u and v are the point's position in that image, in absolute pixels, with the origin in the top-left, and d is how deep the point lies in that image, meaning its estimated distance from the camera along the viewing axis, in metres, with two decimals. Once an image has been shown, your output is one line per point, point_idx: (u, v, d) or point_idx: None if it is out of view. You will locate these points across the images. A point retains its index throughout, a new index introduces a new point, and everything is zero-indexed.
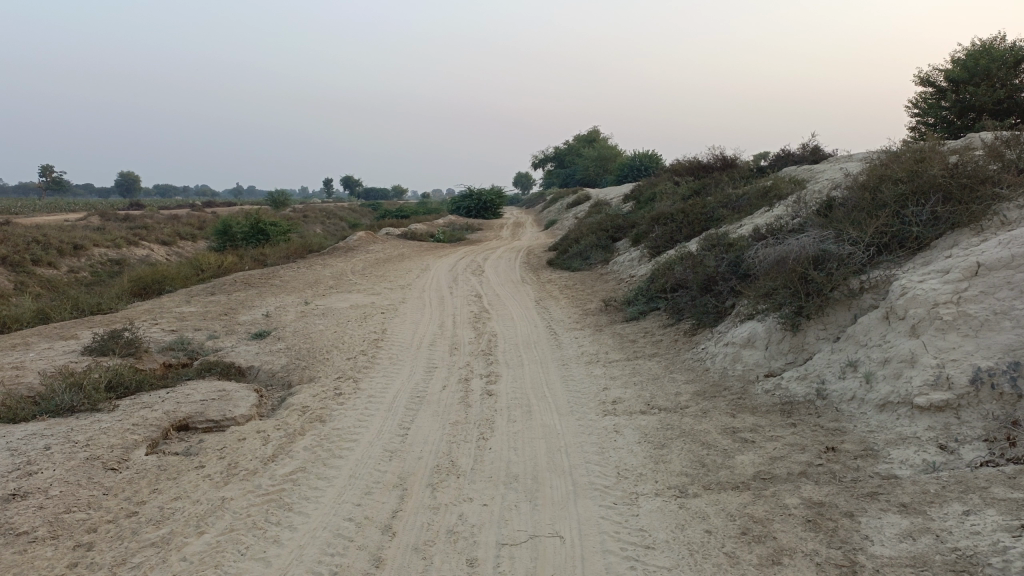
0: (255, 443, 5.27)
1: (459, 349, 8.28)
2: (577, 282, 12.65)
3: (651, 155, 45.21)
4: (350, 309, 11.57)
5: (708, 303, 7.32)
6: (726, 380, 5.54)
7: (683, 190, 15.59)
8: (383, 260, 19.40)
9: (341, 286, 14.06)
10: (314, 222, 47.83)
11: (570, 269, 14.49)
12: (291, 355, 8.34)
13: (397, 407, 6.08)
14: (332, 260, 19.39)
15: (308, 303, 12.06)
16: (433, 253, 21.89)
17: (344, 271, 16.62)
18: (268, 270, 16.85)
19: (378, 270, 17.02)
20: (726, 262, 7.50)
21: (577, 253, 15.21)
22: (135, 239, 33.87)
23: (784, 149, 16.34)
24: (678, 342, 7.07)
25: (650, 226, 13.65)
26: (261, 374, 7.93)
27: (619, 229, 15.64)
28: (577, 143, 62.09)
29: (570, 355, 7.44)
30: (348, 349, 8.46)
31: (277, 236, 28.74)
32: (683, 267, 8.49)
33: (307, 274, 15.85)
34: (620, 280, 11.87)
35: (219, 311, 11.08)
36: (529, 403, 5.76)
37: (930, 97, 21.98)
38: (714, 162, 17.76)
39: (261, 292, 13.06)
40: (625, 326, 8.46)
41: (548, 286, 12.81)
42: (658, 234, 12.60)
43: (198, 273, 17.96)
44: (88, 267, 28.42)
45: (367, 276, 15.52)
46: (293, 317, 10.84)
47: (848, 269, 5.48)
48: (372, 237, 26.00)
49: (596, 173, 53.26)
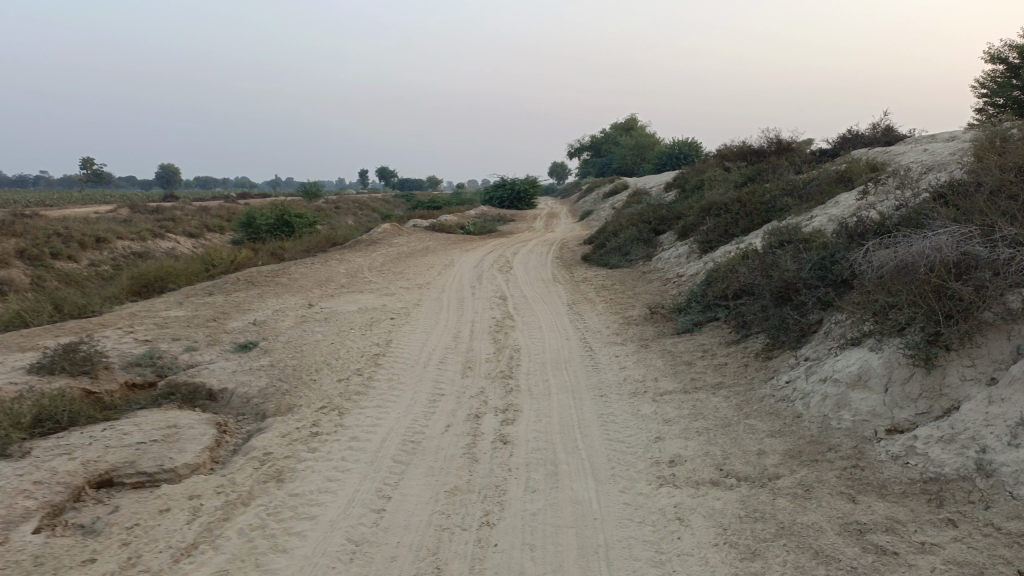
0: (178, 518, 3.88)
1: (473, 368, 6.82)
2: (616, 282, 11.10)
3: (691, 142, 43.18)
4: (357, 313, 10.19)
5: (787, 318, 5.75)
6: (830, 436, 3.98)
7: (736, 177, 13.89)
8: (405, 254, 18.06)
9: (353, 285, 12.70)
10: (345, 213, 46.77)
11: (607, 266, 12.96)
12: (273, 374, 6.97)
13: (383, 456, 4.65)
14: (351, 255, 18.05)
15: (312, 306, 10.71)
16: (461, 247, 20.46)
17: (361, 268, 15.26)
18: (280, 266, 15.57)
19: (398, 265, 15.64)
20: (810, 265, 5.92)
21: (616, 248, 13.62)
22: (161, 232, 33.11)
23: (850, 130, 14.53)
24: (749, 367, 5.52)
25: (700, 218, 12.01)
26: (234, 399, 6.57)
27: (664, 221, 14.01)
28: (613, 132, 60.27)
29: (608, 381, 5.93)
30: (342, 367, 7.06)
31: (301, 228, 27.60)
32: (749, 268, 6.91)
33: (319, 271, 14.53)
34: (666, 280, 10.32)
35: (208, 315, 9.78)
36: (555, 460, 4.27)
37: (1000, 75, 19.90)
38: (769, 146, 15.98)
39: (263, 293, 11.77)
40: (678, 341, 6.91)
41: (583, 286, 11.29)
42: (710, 228, 10.98)
43: (207, 269, 16.75)
44: (111, 260, 27.63)
45: (384, 274, 14.15)
46: (289, 324, 9.49)
47: (1006, 281, 3.88)
48: (398, 230, 24.68)
49: (634, 162, 51.29)
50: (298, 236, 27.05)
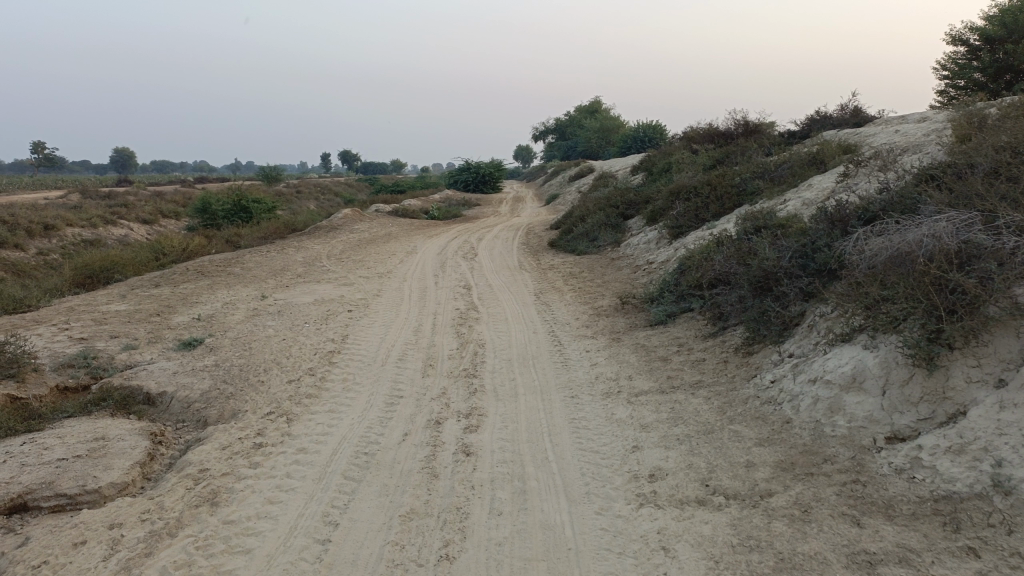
0: (93, 554, 3.39)
1: (433, 366, 6.37)
2: (584, 270, 10.71)
3: (655, 125, 42.96)
4: (312, 305, 9.65)
5: (768, 309, 5.40)
6: (824, 446, 3.62)
7: (705, 160, 13.57)
8: (366, 241, 17.47)
9: (310, 275, 12.13)
10: (306, 198, 45.74)
11: (575, 252, 12.56)
12: (217, 375, 6.44)
13: (332, 472, 4.19)
14: (309, 242, 17.40)
15: (265, 298, 10.13)
16: (425, 232, 19.92)
17: (319, 256, 14.66)
18: (234, 255, 14.90)
19: (358, 253, 15.06)
20: (791, 253, 5.58)
21: (583, 234, 13.23)
22: (114, 219, 31.91)
23: (818, 111, 14.29)
24: (730, 364, 5.16)
25: (670, 202, 11.66)
26: (173, 403, 6.04)
27: (632, 205, 13.65)
28: (578, 114, 59.86)
29: (579, 379, 5.53)
30: (293, 366, 6.55)
31: (260, 214, 26.75)
32: (724, 255, 6.56)
33: (275, 259, 13.90)
34: (636, 267, 9.96)
35: (152, 310, 9.17)
36: (523, 475, 3.86)
37: (961, 57, 19.87)
38: (737, 127, 15.70)
39: (214, 284, 11.15)
40: (651, 333, 6.53)
41: (551, 273, 10.88)
42: (681, 213, 10.64)
43: (158, 258, 15.98)
44: (60, 248, 26.49)
45: (342, 262, 13.57)
46: (239, 318, 8.92)
47: (1014, 273, 3.56)
48: (360, 215, 24.01)
49: (598, 145, 50.97)
50: (257, 222, 26.20)
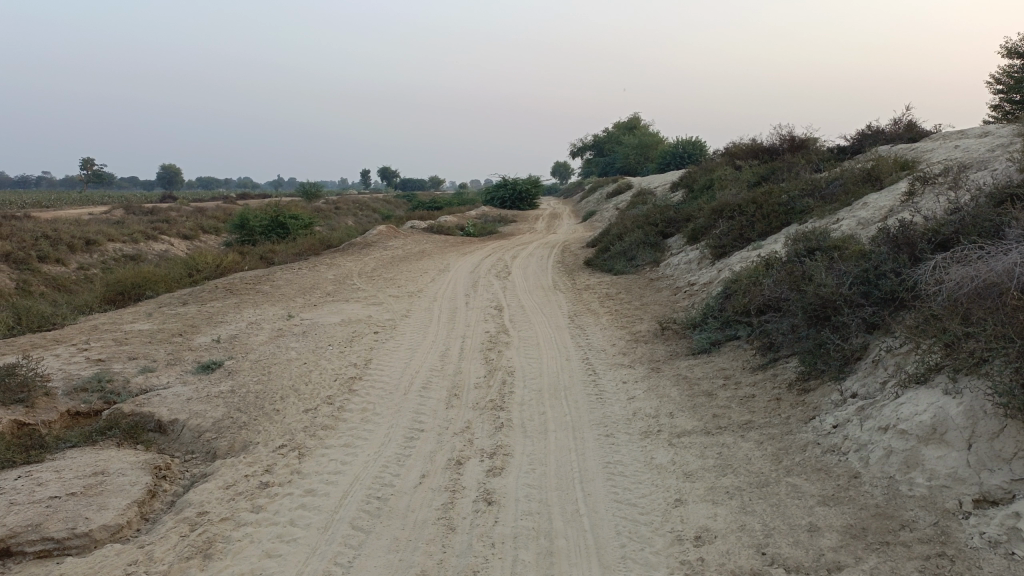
0: None
1: (459, 396, 5.96)
2: (621, 291, 10.24)
3: (694, 141, 42.29)
4: (339, 326, 9.33)
5: (826, 342, 4.89)
6: (900, 509, 3.11)
7: (749, 177, 13.02)
8: (399, 258, 17.20)
9: (339, 293, 11.85)
10: (344, 214, 46.01)
11: (612, 271, 12.09)
12: (231, 402, 6.10)
13: (339, 520, 3.79)
14: (342, 259, 17.19)
15: (291, 318, 9.85)
16: (459, 250, 19.61)
17: (350, 273, 14.40)
18: (266, 272, 14.73)
19: (389, 270, 14.77)
20: (852, 279, 5.07)
21: (620, 253, 12.75)
22: (155, 234, 32.27)
23: (869, 125, 13.65)
24: (783, 402, 4.66)
25: (712, 220, 11.14)
26: (184, 433, 5.72)
27: (672, 223, 13.14)
28: (616, 131, 59.41)
29: (616, 415, 5.07)
30: (311, 393, 6.20)
31: (296, 230, 26.76)
32: (774, 279, 6.06)
33: (305, 277, 13.67)
34: (676, 289, 9.46)
35: (175, 330, 8.94)
36: (551, 533, 3.41)
37: (1017, 70, 18.98)
38: (782, 143, 15.10)
39: (241, 302, 10.92)
40: (694, 363, 6.05)
41: (586, 294, 10.43)
42: (724, 233, 10.11)
43: (190, 274, 15.90)
44: (101, 263, 26.78)
45: (373, 280, 13.28)
46: (262, 339, 8.63)
47: None
48: (395, 231, 23.83)
49: (636, 161, 50.41)
50: (293, 238, 26.20)
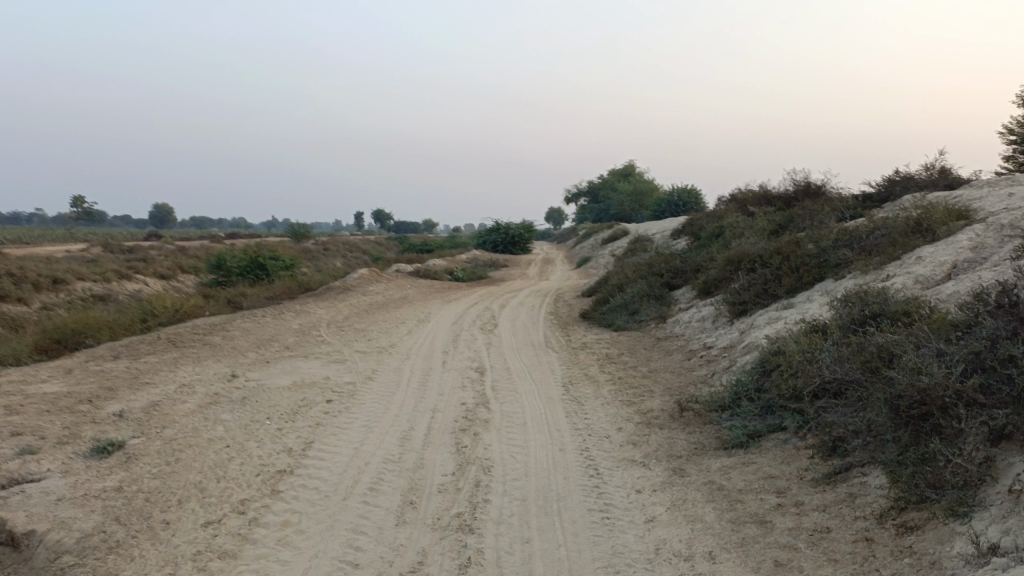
0: None
1: (416, 504, 4.45)
2: (624, 352, 8.80)
3: (689, 189, 41.35)
4: (288, 390, 7.81)
5: (934, 456, 3.45)
6: None
7: (765, 226, 11.69)
8: (378, 305, 15.75)
9: (299, 348, 10.32)
10: (333, 255, 44.71)
11: (612, 327, 10.68)
12: (112, 508, 4.57)
13: None
14: (314, 306, 15.67)
15: (235, 379, 8.34)
16: (443, 297, 18.16)
17: (320, 322, 12.91)
18: (225, 319, 13.20)
19: (364, 320, 13.29)
20: (963, 367, 3.70)
21: (621, 305, 11.34)
22: (130, 273, 30.71)
23: (895, 171, 12.40)
24: (879, 550, 3.20)
25: (728, 273, 9.76)
26: (37, 554, 4.18)
27: (679, 274, 11.75)
28: (611, 177, 58.70)
29: (632, 550, 3.60)
30: (219, 496, 4.66)
31: (276, 271, 25.27)
32: (835, 355, 4.67)
33: (267, 326, 12.14)
34: (691, 352, 8.04)
35: (88, 394, 7.40)
36: None
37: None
38: (797, 189, 13.84)
39: (182, 357, 9.39)
40: (731, 463, 4.58)
41: (583, 355, 8.98)
42: (745, 289, 8.73)
43: (145, 320, 14.34)
44: (67, 302, 25.12)
45: (343, 331, 11.79)
46: (190, 408, 7.09)
47: None
48: (378, 275, 22.41)
49: (631, 208, 49.40)
50: (271, 280, 24.68)
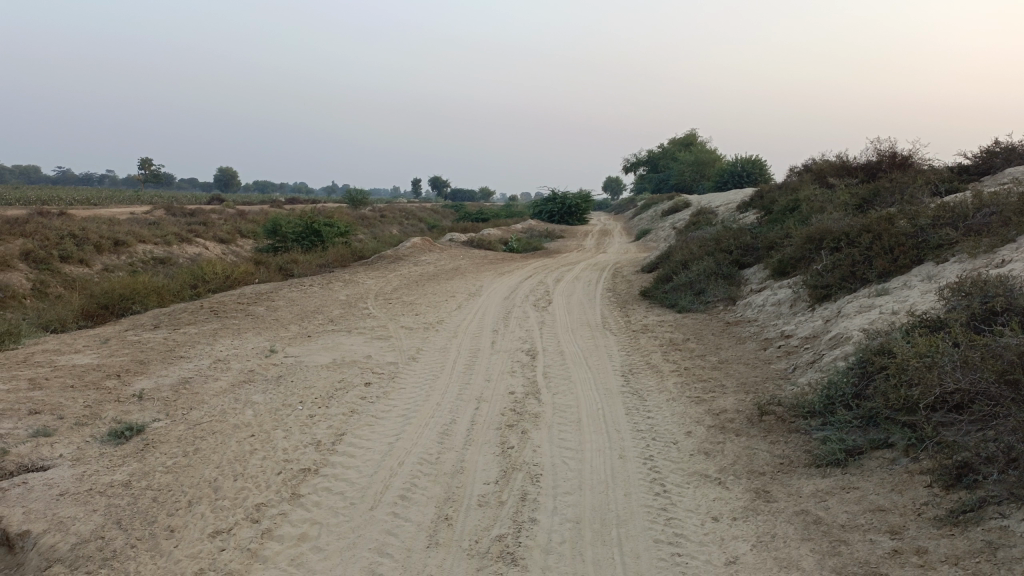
0: None
1: (451, 520, 3.84)
2: (690, 337, 8.03)
3: (754, 159, 39.66)
4: (325, 369, 7.30)
5: None
6: None
7: (847, 200, 10.66)
8: (429, 276, 15.23)
9: (342, 321, 9.84)
10: (390, 222, 44.62)
11: (675, 307, 9.90)
12: (116, 508, 4.08)
13: None
14: (363, 275, 15.22)
15: (273, 355, 7.89)
16: (496, 268, 17.52)
17: (367, 293, 12.44)
18: (272, 288, 12.84)
19: (412, 292, 12.78)
20: None
21: (685, 284, 10.50)
22: (189, 237, 30.94)
23: (997, 140, 11.18)
24: None
25: (807, 252, 8.86)
26: (27, 560, 3.71)
27: (750, 251, 10.83)
28: (673, 146, 57.01)
29: None
30: (232, 500, 4.13)
31: (330, 237, 25.03)
32: (960, 361, 3.86)
33: (312, 296, 11.71)
34: (766, 341, 7.22)
35: (118, 368, 7.01)
36: None
37: None
38: (882, 159, 12.67)
39: (222, 330, 8.99)
40: (827, 488, 3.85)
41: (644, 338, 8.25)
42: (829, 271, 7.84)
43: (194, 287, 14.10)
44: (128, 264, 25.34)
45: (390, 304, 11.29)
46: (220, 388, 6.63)
47: None
48: (431, 244, 21.93)
49: (692, 178, 47.88)
50: (325, 247, 24.44)
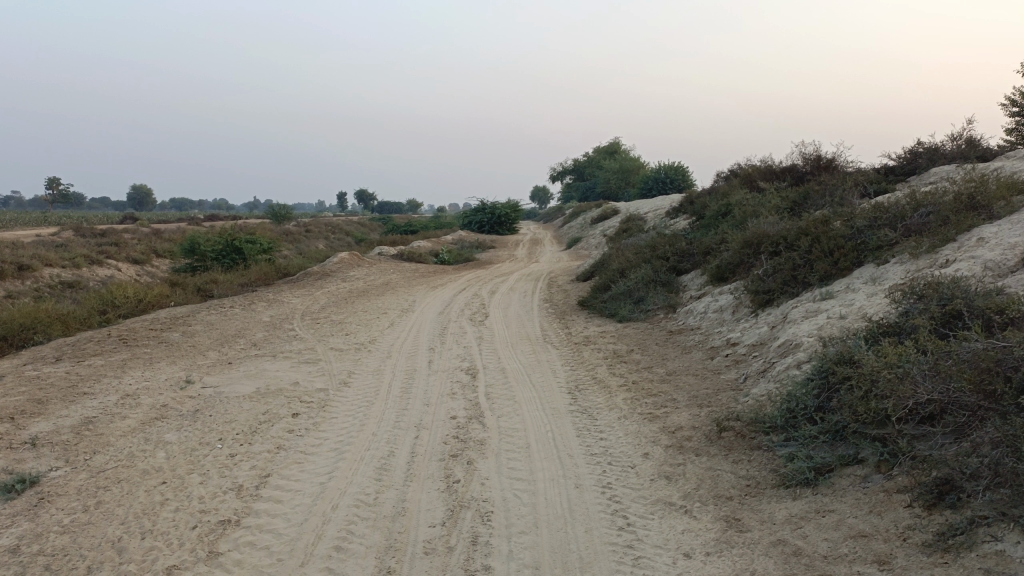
0: None
1: (395, 572, 3.40)
2: (634, 348, 7.78)
3: (676, 166, 40.33)
4: (248, 399, 6.73)
5: None
6: None
7: (779, 204, 10.68)
8: (358, 293, 14.64)
9: (266, 345, 9.22)
10: (316, 237, 43.44)
11: (615, 316, 9.67)
12: None
13: None
14: (288, 294, 14.51)
15: (189, 387, 7.24)
16: (428, 281, 17.04)
17: (293, 313, 11.80)
18: (189, 312, 12.04)
19: (341, 310, 12.21)
20: None
21: (623, 293, 10.28)
22: (100, 258, 29.25)
23: (917, 142, 11.45)
24: None
25: (745, 256, 8.76)
26: None
27: (686, 258, 10.71)
28: (598, 155, 57.62)
29: None
30: (139, 564, 3.58)
31: (253, 254, 24.01)
32: (930, 370, 3.67)
33: (233, 319, 10.99)
34: (712, 350, 7.03)
35: (9, 410, 6.27)
36: None
37: None
38: (808, 163, 12.83)
39: (132, 360, 8.25)
40: (801, 512, 3.59)
41: (587, 351, 7.96)
42: (770, 276, 7.73)
43: (102, 313, 13.12)
44: (32, 290, 23.67)
45: (318, 324, 10.70)
46: (128, 428, 5.98)
47: None
48: (359, 259, 21.27)
49: (618, 186, 48.42)
50: (248, 265, 23.44)
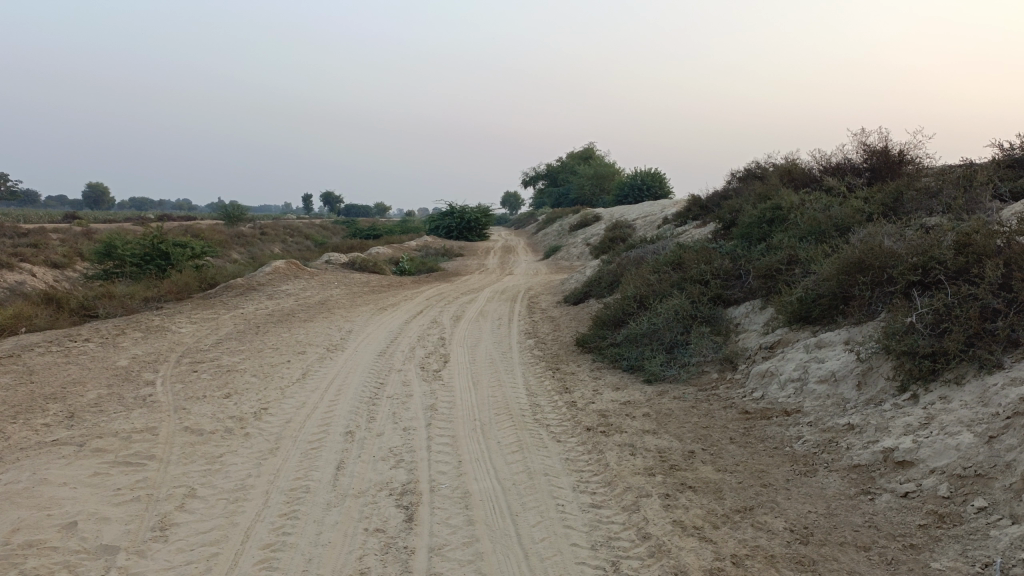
0: None
1: None
2: (697, 450, 4.46)
3: (655, 173, 37.38)
4: None
5: None
6: None
7: (864, 209, 7.49)
8: (280, 317, 11.13)
9: (88, 419, 5.71)
10: (272, 240, 39.68)
11: (641, 372, 6.38)
12: None
13: None
14: (186, 317, 10.93)
15: None
16: (377, 299, 13.63)
17: (171, 351, 8.27)
18: (24, 347, 8.42)
19: (244, 346, 8.71)
20: None
21: (647, 334, 6.98)
22: (11, 261, 25.14)
23: None
24: None
25: (852, 289, 5.51)
26: None
27: (732, 282, 7.47)
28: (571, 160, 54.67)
29: None
30: None
31: (180, 260, 20.27)
32: None
33: (72, 364, 7.44)
34: (861, 478, 3.75)
35: None
36: None
37: None
38: (875, 157, 9.67)
39: None
40: None
41: (612, 450, 4.62)
42: (928, 327, 4.49)
43: None
44: None
45: (194, 373, 7.20)
46: None
47: None
48: (300, 268, 17.74)
49: (592, 193, 45.37)
50: (172, 273, 19.70)
